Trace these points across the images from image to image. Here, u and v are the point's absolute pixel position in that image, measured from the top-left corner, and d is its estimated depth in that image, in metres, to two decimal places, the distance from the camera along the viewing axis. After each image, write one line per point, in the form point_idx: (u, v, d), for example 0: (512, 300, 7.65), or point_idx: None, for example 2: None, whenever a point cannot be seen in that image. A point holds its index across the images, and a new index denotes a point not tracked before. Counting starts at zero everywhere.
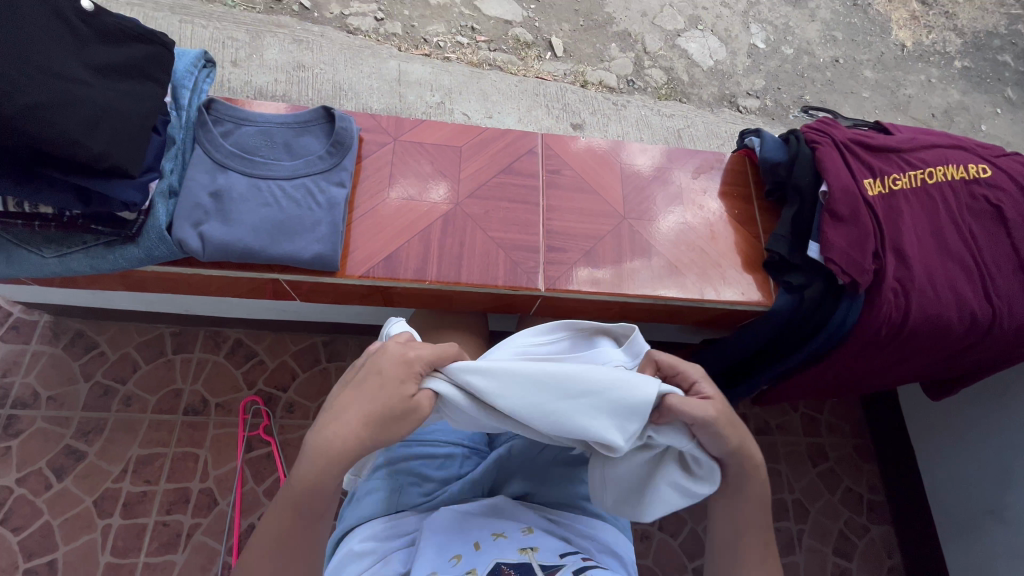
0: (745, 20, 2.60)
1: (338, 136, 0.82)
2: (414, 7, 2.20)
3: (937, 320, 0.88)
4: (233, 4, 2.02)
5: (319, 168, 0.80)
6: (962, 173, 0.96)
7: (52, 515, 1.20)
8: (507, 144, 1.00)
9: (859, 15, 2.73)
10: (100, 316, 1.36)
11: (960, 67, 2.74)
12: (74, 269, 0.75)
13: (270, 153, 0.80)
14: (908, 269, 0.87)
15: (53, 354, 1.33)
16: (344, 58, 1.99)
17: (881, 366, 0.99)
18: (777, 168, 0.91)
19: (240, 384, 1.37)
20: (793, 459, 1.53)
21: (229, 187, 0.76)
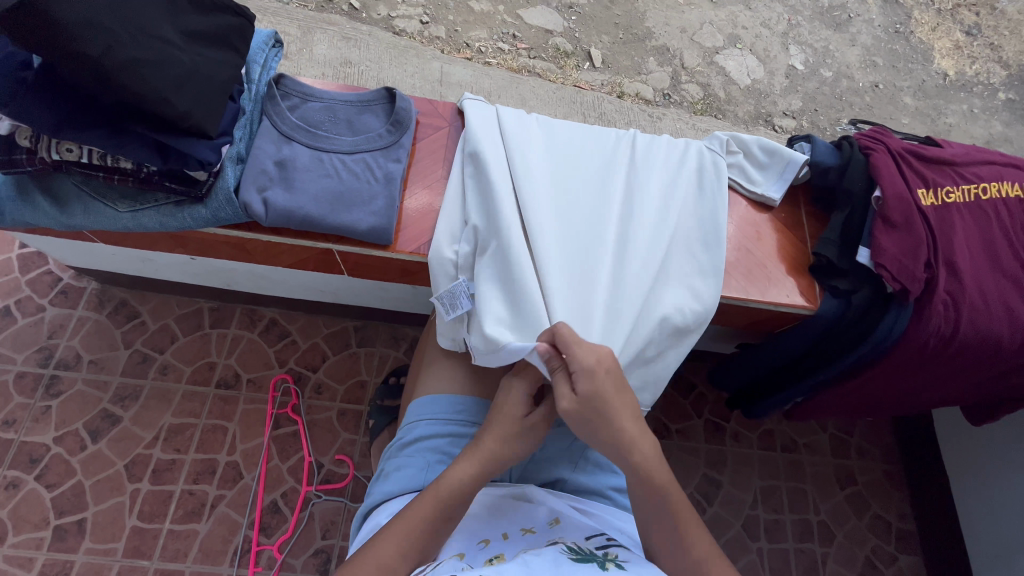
0: (784, 42, 2.59)
1: (399, 116, 0.86)
2: (459, 12, 2.26)
3: (987, 337, 0.86)
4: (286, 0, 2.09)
5: (379, 145, 0.85)
6: (1017, 191, 0.95)
7: (84, 475, 1.23)
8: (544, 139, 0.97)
9: (901, 42, 2.71)
10: (144, 287, 1.40)
11: (1005, 99, 2.70)
12: (144, 225, 0.79)
13: (332, 128, 0.84)
14: (960, 282, 0.85)
15: (97, 320, 1.37)
16: (388, 58, 2.04)
17: (924, 383, 0.97)
18: (828, 172, 0.92)
19: (272, 361, 1.39)
20: (820, 480, 1.49)
21: (293, 158, 0.80)
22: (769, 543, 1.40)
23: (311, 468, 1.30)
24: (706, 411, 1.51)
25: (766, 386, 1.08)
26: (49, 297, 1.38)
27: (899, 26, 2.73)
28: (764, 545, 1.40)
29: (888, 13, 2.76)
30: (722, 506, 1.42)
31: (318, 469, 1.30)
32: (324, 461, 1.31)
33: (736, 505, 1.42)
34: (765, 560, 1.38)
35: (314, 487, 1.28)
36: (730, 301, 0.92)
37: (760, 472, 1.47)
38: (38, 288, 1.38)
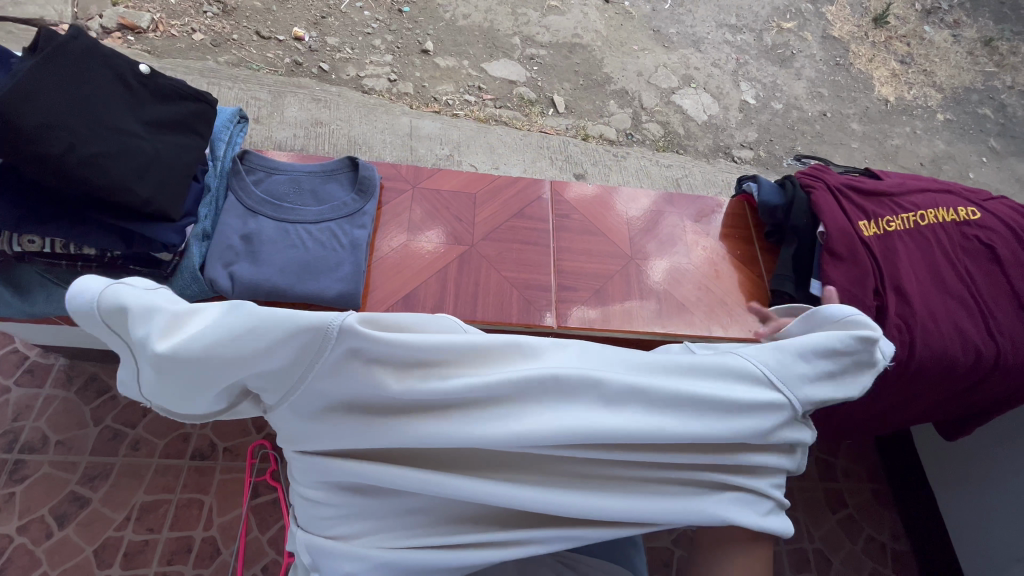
0: (735, 79, 2.75)
1: (363, 184, 0.91)
2: (425, 69, 2.36)
3: (943, 357, 0.90)
4: (256, 67, 2.17)
5: (344, 213, 0.88)
6: (953, 215, 1.02)
7: (50, 566, 1.17)
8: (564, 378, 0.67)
9: (842, 73, 2.90)
10: (115, 360, 1.38)
11: (944, 119, 2.88)
12: None
13: (298, 200, 0.88)
14: (909, 307, 0.89)
15: (65, 398, 1.34)
16: (359, 115, 2.10)
17: (892, 404, 0.99)
18: (774, 210, 0.99)
19: (249, 427, 1.36)
20: (812, 507, 1.47)
21: (259, 232, 0.82)
22: None
23: None
24: None
25: None
26: (15, 376, 1.34)
27: (839, 60, 2.93)
28: None
29: (828, 48, 2.96)
30: None
31: None
32: None
33: None
34: None
35: None
36: (695, 338, 0.96)
37: None
38: (4, 368, 1.35)
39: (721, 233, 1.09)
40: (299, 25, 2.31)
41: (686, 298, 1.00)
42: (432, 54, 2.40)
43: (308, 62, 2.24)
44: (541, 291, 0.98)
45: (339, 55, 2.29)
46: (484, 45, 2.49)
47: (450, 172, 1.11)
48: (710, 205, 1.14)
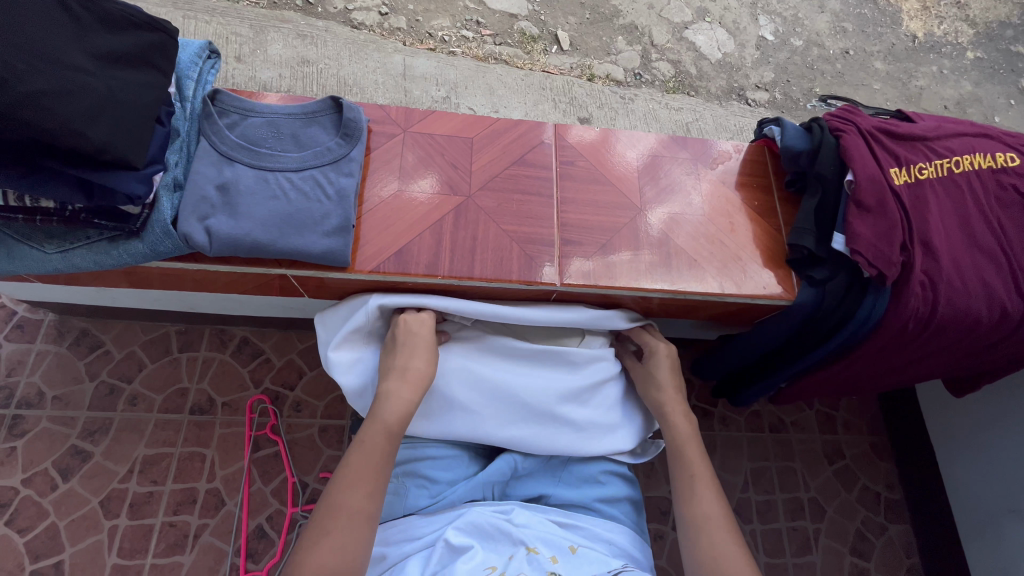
0: (753, 12, 2.54)
1: (348, 128, 0.83)
2: (418, 1, 2.17)
3: (965, 315, 0.85)
4: None
5: (328, 160, 0.81)
6: (990, 162, 0.94)
7: (58, 516, 1.19)
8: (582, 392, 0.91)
9: (869, 5, 2.68)
10: (105, 316, 1.34)
11: (973, 58, 2.69)
12: (78, 265, 0.73)
13: (278, 145, 0.80)
14: (937, 262, 0.84)
15: (58, 353, 1.31)
16: (348, 53, 1.94)
17: (907, 362, 0.96)
18: (798, 156, 0.91)
19: (247, 382, 1.35)
20: (809, 458, 1.48)
21: (237, 181, 0.75)
22: (762, 524, 1.40)
23: (295, 488, 1.26)
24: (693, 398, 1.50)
25: (750, 374, 1.08)
26: (5, 332, 1.31)
27: None
28: (757, 526, 1.40)
29: None
30: None
31: (303, 489, 1.27)
32: (308, 481, 1.28)
33: (727, 490, 1.42)
34: (759, 540, 1.39)
35: (300, 508, 1.24)
36: (705, 296, 0.91)
37: (750, 454, 1.47)
38: None
39: (738, 181, 1.01)
40: None
41: (697, 252, 0.94)
42: None
43: None
44: (543, 245, 0.92)
45: None
46: None
47: (444, 114, 1.02)
48: (727, 149, 1.06)
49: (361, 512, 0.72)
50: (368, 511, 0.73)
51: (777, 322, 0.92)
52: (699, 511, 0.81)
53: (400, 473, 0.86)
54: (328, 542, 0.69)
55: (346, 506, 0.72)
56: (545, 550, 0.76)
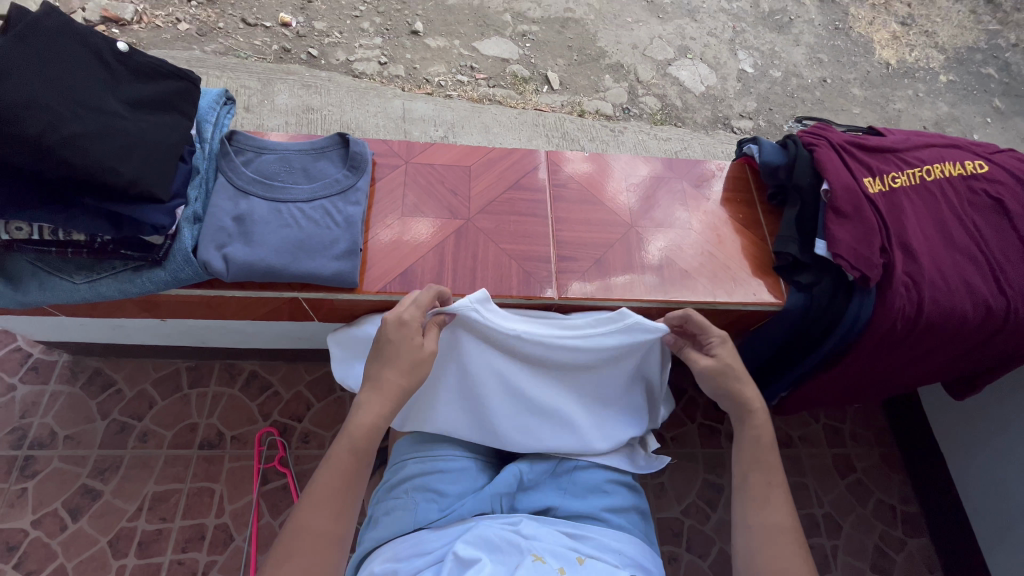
0: (732, 48, 2.69)
1: (355, 160, 0.89)
2: (416, 50, 2.32)
3: (951, 313, 0.88)
4: (244, 55, 2.13)
5: (337, 190, 0.86)
6: (959, 169, 0.99)
7: (66, 557, 1.18)
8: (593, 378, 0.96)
9: (842, 37, 2.83)
10: (118, 355, 1.38)
11: (947, 81, 2.82)
12: (103, 294, 0.78)
13: (290, 178, 0.86)
14: (918, 263, 0.88)
15: (71, 393, 1.34)
16: (351, 100, 2.06)
17: (903, 364, 0.98)
18: (776, 170, 0.97)
19: (255, 415, 1.36)
20: (820, 473, 1.47)
21: (251, 212, 0.81)
22: None
23: None
24: (699, 415, 1.50)
25: (751, 383, 1.10)
26: (20, 374, 1.34)
27: (840, 23, 2.86)
28: None
29: (827, 12, 2.88)
30: (725, 511, 1.40)
31: None
32: None
33: None
34: None
35: None
36: (699, 306, 0.95)
37: None
38: (8, 367, 1.35)
39: (723, 196, 1.07)
40: (285, 11, 2.26)
41: (688, 265, 0.98)
42: (422, 34, 2.35)
43: (296, 48, 2.20)
44: (540, 263, 0.97)
45: (326, 40, 2.25)
46: (475, 23, 2.43)
47: (442, 147, 1.09)
48: (710, 169, 1.12)
49: (325, 533, 0.72)
50: (338, 534, 0.73)
51: (770, 328, 0.95)
52: (760, 518, 0.80)
53: (408, 489, 0.86)
54: (292, 563, 0.69)
55: (312, 528, 0.72)
56: (553, 560, 0.74)
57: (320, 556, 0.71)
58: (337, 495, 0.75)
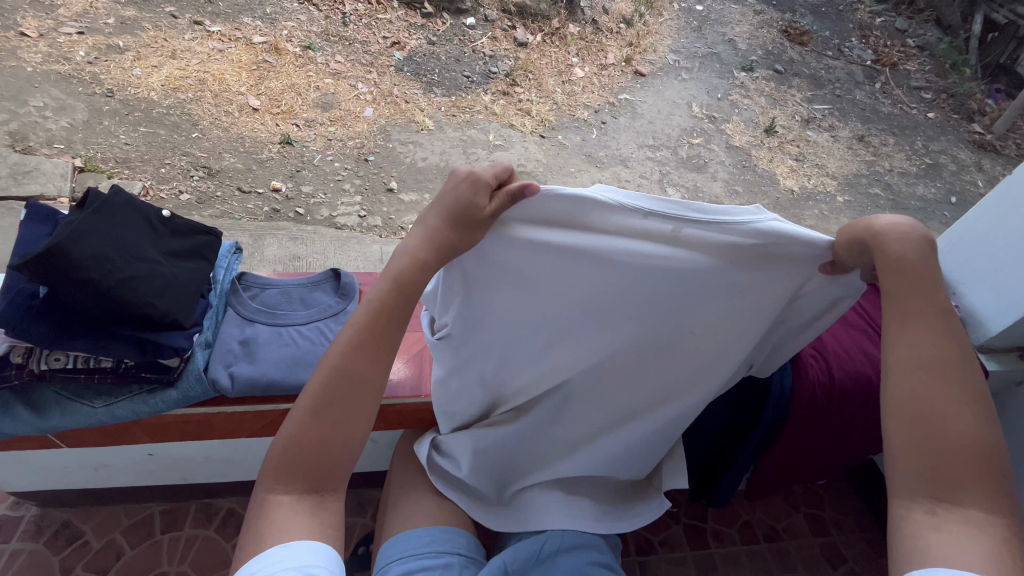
0: (661, 186, 3.20)
1: (346, 287, 1.05)
2: (392, 204, 2.68)
3: (858, 378, 1.04)
4: (238, 217, 2.43)
5: (330, 313, 1.01)
6: None
7: None
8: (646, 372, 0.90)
9: (750, 173, 3.41)
10: (89, 503, 1.35)
11: (842, 201, 3.37)
12: (119, 416, 0.87)
13: (289, 306, 1.01)
14: (819, 340, 1.07)
15: (33, 550, 1.28)
16: (335, 247, 2.32)
17: (839, 432, 1.10)
18: None
19: (230, 557, 1.32)
20: (809, 566, 1.47)
21: (256, 336, 0.94)
22: None
23: None
24: (682, 515, 1.52)
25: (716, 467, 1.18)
26: None
27: (745, 162, 3.46)
28: None
29: (733, 154, 3.50)
30: None
31: None
32: None
33: None
34: None
35: None
36: None
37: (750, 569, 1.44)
38: None
39: None
40: (276, 179, 2.63)
41: None
42: (397, 190, 2.74)
43: (285, 208, 2.53)
44: None
45: (312, 200, 2.60)
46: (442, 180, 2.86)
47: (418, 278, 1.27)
48: None
49: (315, 443, 0.71)
50: (334, 459, 0.72)
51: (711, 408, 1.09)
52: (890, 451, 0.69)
53: None
54: (279, 480, 0.71)
55: (304, 436, 0.72)
56: None
57: (308, 506, 0.71)
58: (335, 406, 0.73)
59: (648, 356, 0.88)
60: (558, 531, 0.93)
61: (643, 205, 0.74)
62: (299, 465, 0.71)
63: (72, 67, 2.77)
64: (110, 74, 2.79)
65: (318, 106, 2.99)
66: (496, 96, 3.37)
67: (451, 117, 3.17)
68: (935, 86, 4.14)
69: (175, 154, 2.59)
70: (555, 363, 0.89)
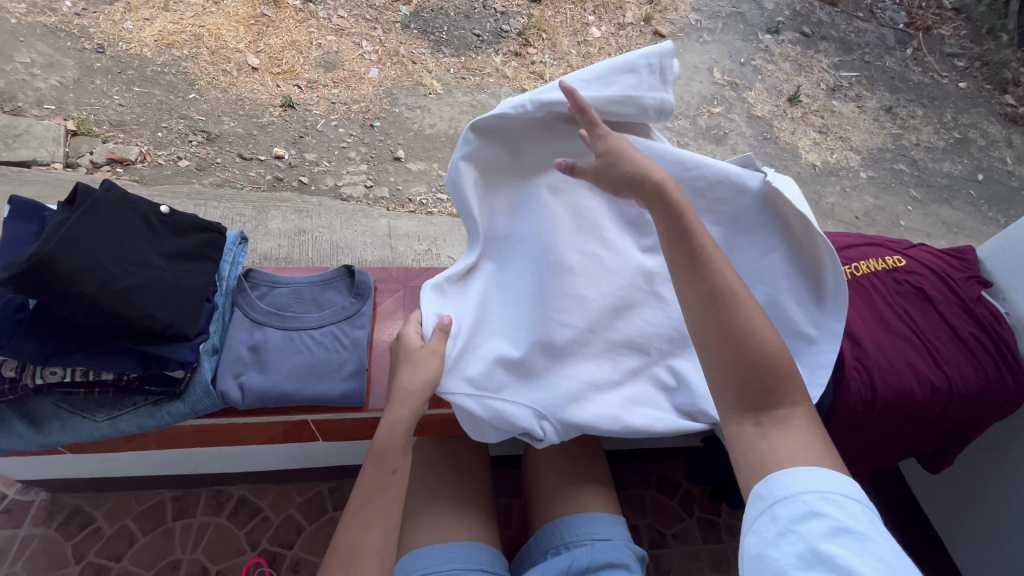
0: None
1: (360, 287, 0.98)
2: (399, 174, 2.57)
3: (903, 392, 0.99)
4: (240, 186, 2.33)
5: (344, 316, 0.95)
6: (883, 265, 1.15)
7: None
8: (604, 344, 1.00)
9: (771, 145, 3.26)
10: (99, 489, 1.33)
11: (866, 176, 3.23)
12: (122, 429, 0.83)
13: (300, 307, 0.94)
14: (863, 350, 1.00)
15: (45, 536, 1.27)
16: (341, 220, 2.23)
17: (875, 444, 1.06)
18: None
19: (243, 545, 1.31)
20: None
21: (266, 341, 0.89)
22: None
23: None
24: (697, 508, 1.50)
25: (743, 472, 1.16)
26: None
27: (767, 134, 3.30)
28: None
29: (755, 125, 3.34)
30: None
31: None
32: None
33: None
34: None
35: None
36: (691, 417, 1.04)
37: None
38: None
39: None
40: (279, 145, 2.51)
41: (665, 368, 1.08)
42: (404, 160, 2.62)
43: (288, 177, 2.42)
44: None
45: (317, 168, 2.48)
46: (451, 148, 2.73)
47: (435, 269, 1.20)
48: None
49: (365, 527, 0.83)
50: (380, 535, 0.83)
51: None
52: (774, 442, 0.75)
53: None
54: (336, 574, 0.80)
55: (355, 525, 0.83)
56: None
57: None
58: (376, 487, 0.86)
59: (596, 328, 1.00)
60: (592, 546, 0.86)
61: (499, 267, 1.03)
62: (354, 553, 0.81)
63: (59, 20, 2.59)
64: (99, 28, 2.62)
65: (321, 66, 2.83)
66: (508, 57, 3.18)
67: (460, 80, 3.00)
68: (971, 53, 3.91)
69: (172, 116, 2.46)
70: (537, 352, 0.96)
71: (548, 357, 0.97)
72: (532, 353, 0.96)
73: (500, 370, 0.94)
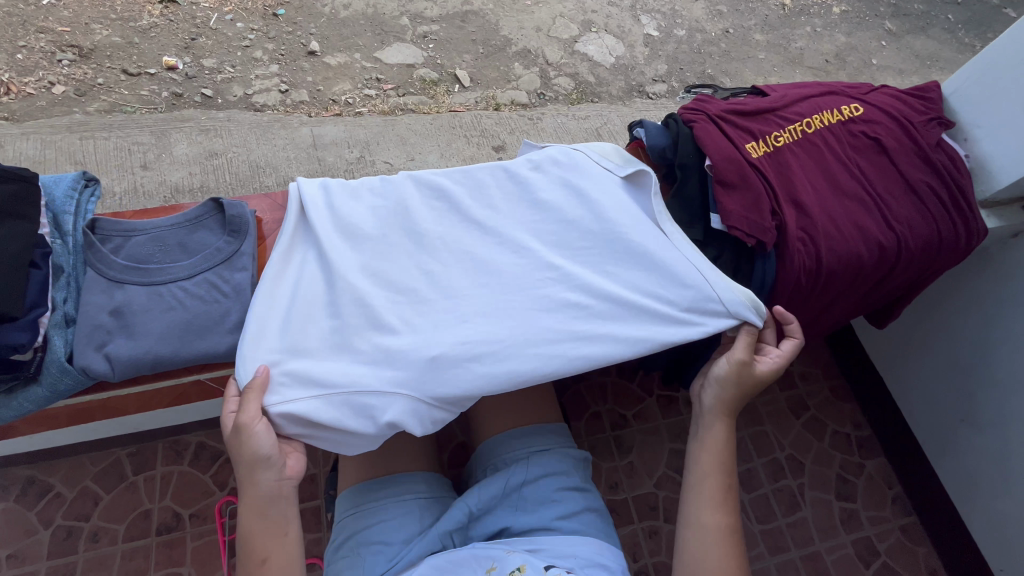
0: (634, 14, 2.70)
1: (235, 225, 0.90)
2: (316, 71, 2.23)
3: (849, 258, 0.92)
4: (131, 109, 1.99)
5: (219, 259, 0.88)
6: (838, 116, 1.03)
7: None
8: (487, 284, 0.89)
9: None
10: (49, 457, 1.30)
11: (839, 12, 2.92)
12: None
13: (165, 257, 0.87)
14: (808, 218, 0.92)
15: (4, 509, 1.25)
16: (256, 136, 1.97)
17: (817, 314, 1.02)
18: (667, 152, 0.97)
19: (211, 487, 1.32)
20: (777, 418, 1.51)
21: (128, 302, 0.82)
22: (748, 494, 1.41)
23: None
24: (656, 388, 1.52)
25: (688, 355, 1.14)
26: None
27: None
28: (744, 497, 1.40)
29: None
30: None
31: None
32: None
33: None
34: (748, 509, 1.39)
35: None
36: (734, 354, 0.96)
37: None
38: None
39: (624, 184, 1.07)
40: (168, 53, 2.12)
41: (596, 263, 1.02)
42: (320, 53, 2.26)
43: (188, 91, 2.07)
44: None
45: (218, 76, 2.13)
46: (373, 33, 2.36)
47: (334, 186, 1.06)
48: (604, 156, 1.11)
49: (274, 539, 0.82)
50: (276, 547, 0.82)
51: None
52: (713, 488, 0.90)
53: (355, 545, 0.84)
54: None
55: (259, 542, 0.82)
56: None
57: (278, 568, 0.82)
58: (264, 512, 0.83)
59: (463, 275, 0.90)
60: (529, 460, 0.90)
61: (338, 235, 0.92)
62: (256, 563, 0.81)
63: None
64: None
65: None
66: None
67: None
68: None
69: (27, 31, 2.04)
70: (399, 312, 0.86)
71: (413, 315, 0.86)
72: (395, 310, 0.86)
73: (359, 340, 0.84)
